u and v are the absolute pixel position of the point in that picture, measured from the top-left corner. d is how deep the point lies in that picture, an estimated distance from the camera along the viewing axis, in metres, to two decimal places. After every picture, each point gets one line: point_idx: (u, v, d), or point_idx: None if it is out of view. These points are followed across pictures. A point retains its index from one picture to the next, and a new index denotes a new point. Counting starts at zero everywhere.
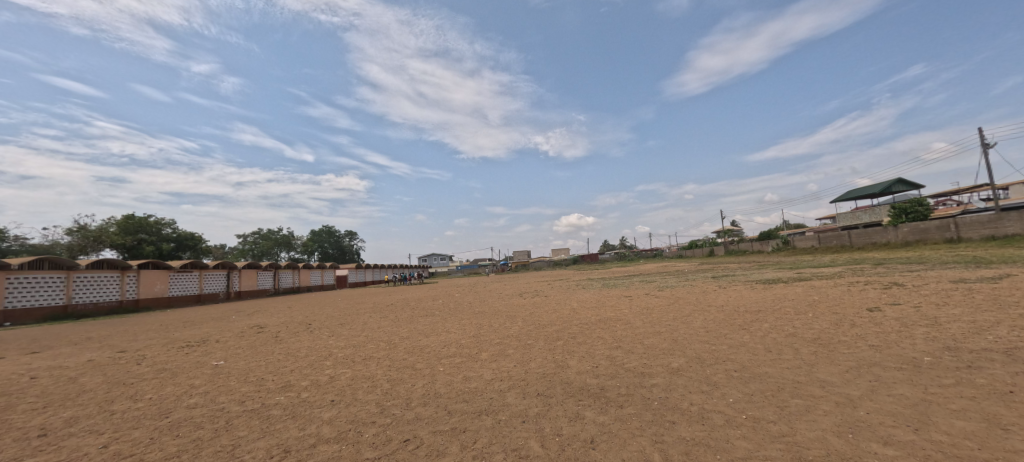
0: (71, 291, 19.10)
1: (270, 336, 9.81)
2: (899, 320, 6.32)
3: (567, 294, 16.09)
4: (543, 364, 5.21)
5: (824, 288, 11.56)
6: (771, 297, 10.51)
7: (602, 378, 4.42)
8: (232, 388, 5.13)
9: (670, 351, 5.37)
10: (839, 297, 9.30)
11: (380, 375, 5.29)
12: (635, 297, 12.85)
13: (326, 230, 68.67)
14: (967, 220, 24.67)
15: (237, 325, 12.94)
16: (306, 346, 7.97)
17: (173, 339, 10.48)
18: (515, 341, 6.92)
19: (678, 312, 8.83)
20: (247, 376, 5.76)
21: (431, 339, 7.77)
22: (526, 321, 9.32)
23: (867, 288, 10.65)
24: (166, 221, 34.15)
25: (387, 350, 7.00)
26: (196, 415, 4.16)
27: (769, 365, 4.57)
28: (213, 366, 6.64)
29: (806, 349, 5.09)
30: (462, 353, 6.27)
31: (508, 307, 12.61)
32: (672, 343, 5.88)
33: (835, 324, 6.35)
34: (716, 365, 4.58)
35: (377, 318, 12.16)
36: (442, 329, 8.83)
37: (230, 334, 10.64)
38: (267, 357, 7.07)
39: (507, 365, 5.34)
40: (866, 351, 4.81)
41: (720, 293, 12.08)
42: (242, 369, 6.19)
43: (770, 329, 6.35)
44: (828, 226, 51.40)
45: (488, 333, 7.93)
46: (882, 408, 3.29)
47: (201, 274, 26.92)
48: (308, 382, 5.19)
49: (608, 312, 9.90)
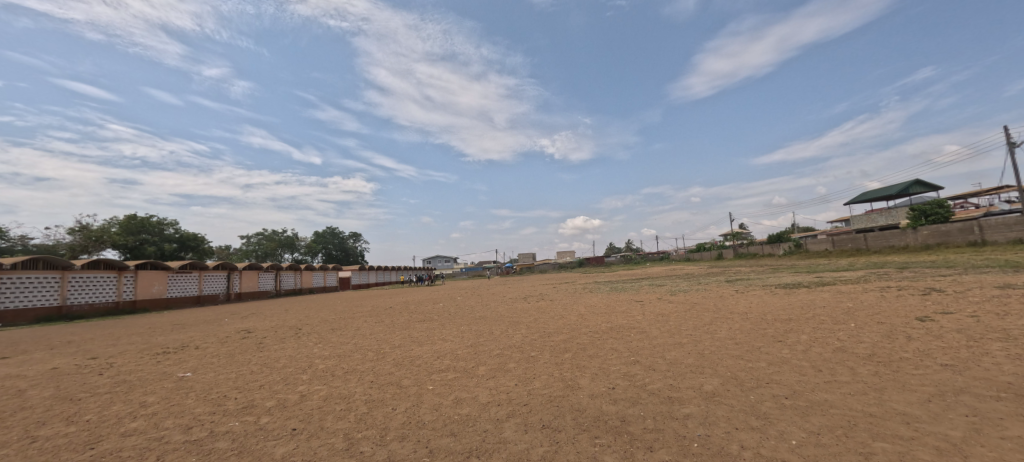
0: (65, 291, 18.57)
1: (254, 343, 9.09)
2: (962, 333, 5.43)
3: (574, 298, 15.24)
4: (549, 383, 4.44)
5: (853, 293, 10.65)
6: (798, 303, 9.60)
7: (621, 405, 3.62)
8: (185, 410, 4.40)
9: (699, 369, 4.54)
10: (877, 304, 8.40)
11: (358, 395, 4.51)
12: (647, 302, 11.98)
13: (330, 231, 68.35)
14: (990, 223, 23.51)
15: (226, 329, 12.27)
16: (288, 356, 7.23)
17: (153, 345, 9.76)
18: (516, 352, 6.14)
19: (699, 320, 7.95)
20: (210, 392, 5.05)
21: (424, 348, 6.99)
22: (529, 328, 8.51)
23: (903, 294, 9.71)
24: (169, 221, 33.86)
25: (374, 361, 6.25)
26: (126, 448, 3.42)
27: (825, 390, 3.75)
28: (177, 379, 5.92)
29: (864, 369, 4.26)
30: (455, 367, 5.49)
31: (511, 313, 11.80)
32: (700, 358, 5.04)
33: (887, 337, 5.47)
34: (761, 390, 3.76)
35: (372, 323, 11.40)
36: (438, 337, 8.05)
37: (213, 340, 9.94)
38: (240, 369, 6.36)
39: (507, 384, 4.55)
40: (942, 373, 3.95)
41: (740, 299, 11.18)
42: (207, 384, 5.45)
43: (810, 342, 5.49)
44: (840, 228, 50.08)
45: (488, 342, 7.16)
46: (1004, 458, 2.44)
47: (200, 275, 26.43)
48: (273, 403, 4.43)
49: (619, 319, 9.09)
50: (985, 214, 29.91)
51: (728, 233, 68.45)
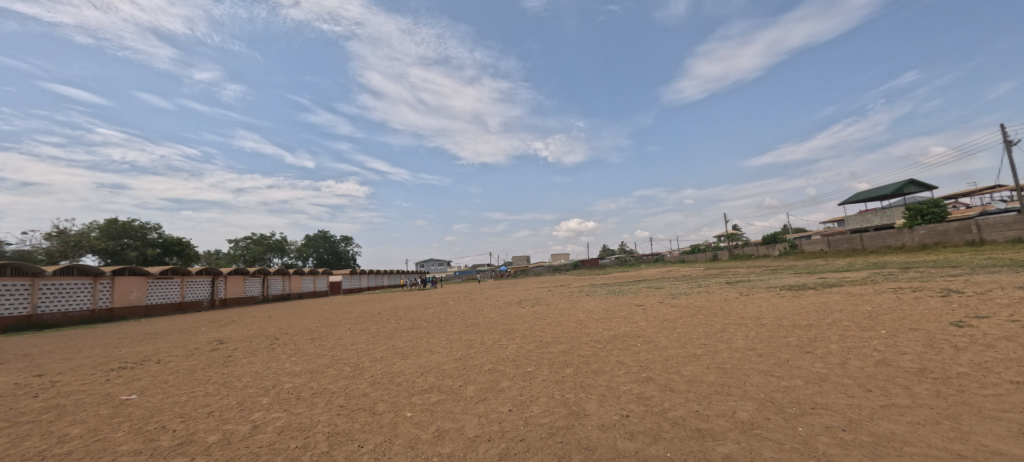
0: (36, 299, 17.45)
1: (222, 355, 8.25)
2: (1011, 340, 4.83)
3: (571, 303, 14.50)
4: (549, 408, 3.72)
5: (865, 295, 10.13)
6: (811, 306, 8.99)
7: (640, 441, 2.92)
8: (108, 448, 3.62)
9: (725, 389, 3.84)
10: (901, 307, 7.74)
11: (320, 426, 3.76)
12: (649, 307, 11.31)
13: (321, 234, 67.02)
14: (988, 222, 23.25)
15: (197, 339, 11.32)
16: (254, 372, 6.42)
17: (112, 359, 8.85)
18: (511, 367, 5.42)
19: (710, 327, 7.26)
20: (146, 422, 4.26)
21: (408, 363, 6.24)
22: (524, 337, 7.77)
23: (922, 296, 9.13)
24: (153, 225, 32.62)
25: (349, 378, 5.50)
26: None
27: (886, 419, 3.09)
28: (117, 403, 5.08)
29: (922, 388, 3.62)
30: (440, 387, 4.76)
31: (505, 319, 11.06)
32: (722, 374, 4.37)
33: (931, 347, 4.81)
34: (808, 419, 3.11)
35: (356, 332, 10.61)
36: (425, 348, 7.30)
37: (179, 352, 9.05)
38: (195, 389, 5.56)
39: (499, 410, 3.81)
40: (1021, 394, 3.30)
41: (747, 303, 10.52)
42: (147, 411, 4.64)
43: (845, 354, 4.82)
44: (834, 229, 50.00)
45: (479, 354, 6.43)
46: None
47: (183, 281, 25.32)
48: (216, 438, 3.67)
49: (621, 325, 8.41)
50: (981, 214, 29.79)
51: (723, 234, 68.34)
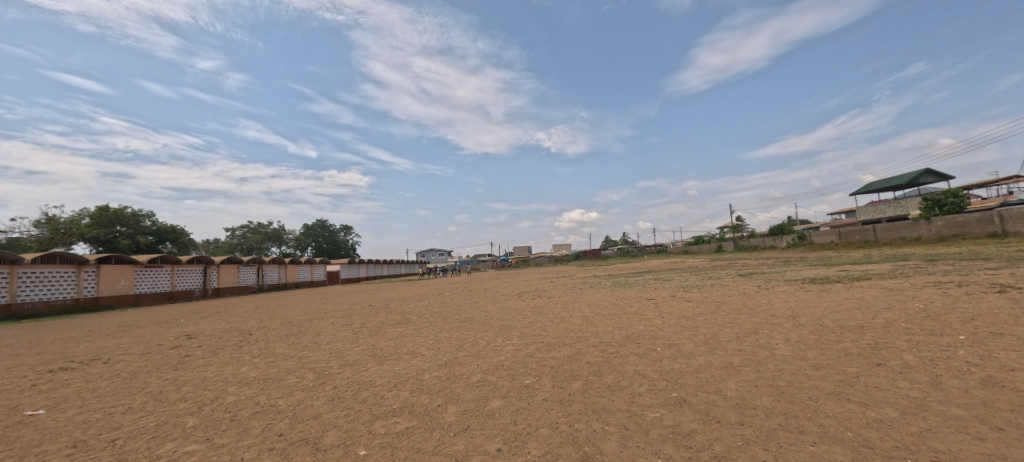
0: (14, 288, 16.53)
1: (178, 356, 7.26)
2: None
3: (575, 296, 13.44)
4: (553, 449, 2.70)
5: (904, 290, 9.09)
6: (849, 303, 7.91)
7: None
8: None
9: (795, 424, 2.79)
10: (964, 306, 6.61)
11: None
12: (661, 302, 10.25)
13: (320, 223, 65.97)
14: (1012, 213, 22.01)
15: (166, 334, 10.30)
16: (202, 378, 5.42)
17: (59, 358, 7.84)
18: (505, 379, 4.39)
19: (739, 328, 6.20)
20: (24, 455, 3.26)
21: (383, 370, 5.21)
22: (522, 337, 6.75)
23: (973, 291, 8.07)
24: (146, 213, 31.62)
25: (304, 391, 4.48)
26: None
27: None
28: (14, 422, 4.09)
29: None
30: (412, 407, 3.73)
31: (502, 315, 10.01)
32: (778, 396, 3.33)
33: None
34: None
35: (338, 328, 9.61)
36: (407, 351, 6.29)
37: (136, 350, 8.08)
38: (120, 402, 4.56)
39: (485, 450, 2.78)
40: None
41: (772, 298, 9.40)
42: (39, 437, 3.63)
43: (931, 368, 3.76)
44: (844, 220, 48.81)
45: (468, 359, 5.42)
46: None
47: (173, 269, 24.37)
48: None
49: (634, 324, 7.38)
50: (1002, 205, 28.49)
51: (728, 224, 67.21)
